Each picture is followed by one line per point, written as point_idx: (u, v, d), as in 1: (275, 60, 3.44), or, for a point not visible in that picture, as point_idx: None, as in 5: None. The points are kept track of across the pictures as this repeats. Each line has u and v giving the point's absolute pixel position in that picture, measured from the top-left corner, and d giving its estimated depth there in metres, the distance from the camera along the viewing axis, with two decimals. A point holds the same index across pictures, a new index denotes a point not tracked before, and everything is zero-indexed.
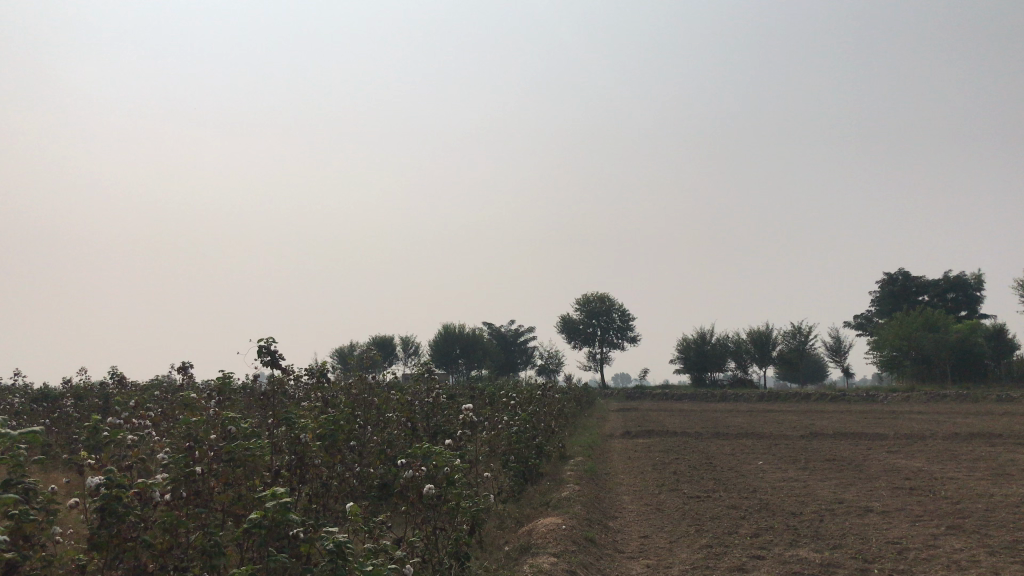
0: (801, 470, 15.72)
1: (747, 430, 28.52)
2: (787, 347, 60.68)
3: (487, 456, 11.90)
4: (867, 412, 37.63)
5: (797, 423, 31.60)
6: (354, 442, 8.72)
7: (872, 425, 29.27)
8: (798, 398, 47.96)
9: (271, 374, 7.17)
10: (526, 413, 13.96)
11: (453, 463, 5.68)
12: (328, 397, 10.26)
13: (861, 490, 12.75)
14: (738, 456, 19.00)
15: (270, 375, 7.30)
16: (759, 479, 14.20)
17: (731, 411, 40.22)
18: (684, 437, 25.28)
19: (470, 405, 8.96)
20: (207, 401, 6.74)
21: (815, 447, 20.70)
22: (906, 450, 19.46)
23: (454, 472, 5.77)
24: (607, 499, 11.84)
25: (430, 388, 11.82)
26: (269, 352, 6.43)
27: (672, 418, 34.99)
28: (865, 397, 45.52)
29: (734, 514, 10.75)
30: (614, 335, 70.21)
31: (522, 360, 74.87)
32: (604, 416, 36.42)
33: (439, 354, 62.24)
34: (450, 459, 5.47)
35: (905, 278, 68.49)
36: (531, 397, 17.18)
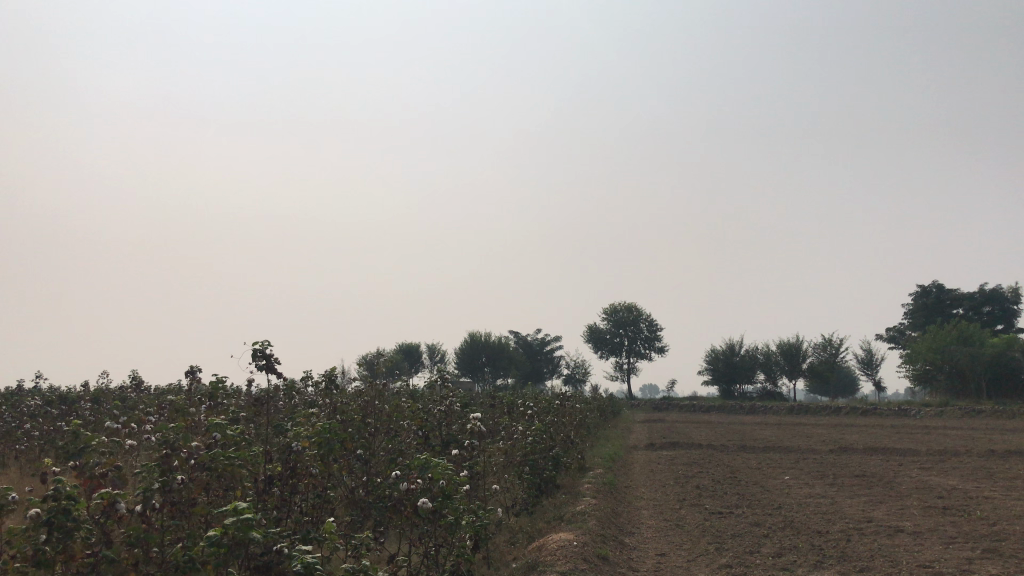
0: (829, 487, 15.22)
1: (775, 443, 27.93)
2: (817, 360, 59.70)
3: (501, 467, 11.56)
4: (900, 427, 36.72)
5: (827, 437, 30.90)
6: (360, 453, 8.44)
7: (904, 441, 28.53)
8: (829, 412, 47.10)
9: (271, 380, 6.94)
10: (543, 424, 13.62)
11: (449, 477, 5.35)
12: (337, 405, 10.02)
13: (890, 509, 12.25)
14: (764, 471, 18.48)
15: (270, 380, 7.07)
16: (784, 495, 13.73)
17: (759, 424, 39.52)
18: (710, 450, 24.80)
19: (480, 415, 8.58)
20: (202, 407, 6.53)
21: (845, 463, 20.12)
22: (940, 467, 18.85)
23: (451, 485, 5.47)
24: (625, 513, 11.46)
25: (445, 397, 11.52)
26: (264, 355, 6.18)
27: (698, 430, 34.42)
28: (898, 411, 44.60)
29: (757, 532, 10.32)
30: (641, 345, 69.61)
31: (548, 369, 74.45)
32: (629, 427, 35.96)
33: (465, 362, 62.00)
34: (444, 471, 5.14)
35: (939, 291, 67.21)
36: (551, 406, 16.83)
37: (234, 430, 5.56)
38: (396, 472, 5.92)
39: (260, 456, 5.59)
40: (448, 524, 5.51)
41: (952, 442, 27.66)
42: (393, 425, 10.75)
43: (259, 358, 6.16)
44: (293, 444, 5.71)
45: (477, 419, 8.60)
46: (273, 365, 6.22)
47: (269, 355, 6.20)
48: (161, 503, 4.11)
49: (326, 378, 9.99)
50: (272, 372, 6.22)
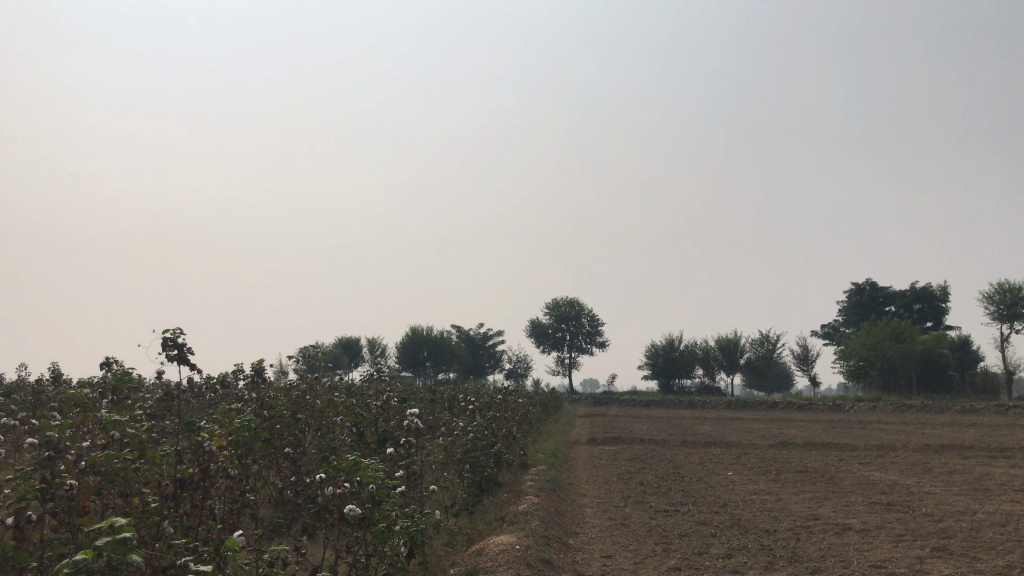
0: (772, 482, 15.07)
1: (715, 438, 27.96)
2: (755, 355, 60.47)
3: (440, 465, 11.09)
4: (834, 421, 37.23)
5: (766, 432, 31.04)
6: (286, 453, 7.81)
7: (841, 436, 28.81)
8: (766, 407, 47.67)
9: (184, 372, 6.29)
10: (484, 419, 13.16)
11: (379, 481, 4.80)
12: (264, 400, 9.38)
13: (836, 506, 12.11)
14: (706, 466, 18.28)
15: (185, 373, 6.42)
16: (728, 492, 13.52)
17: (699, 419, 39.75)
18: (651, 445, 24.67)
19: (417, 411, 8.02)
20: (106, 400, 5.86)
21: (785, 458, 20.15)
22: (879, 462, 18.94)
23: (382, 489, 4.95)
24: (569, 512, 11.06)
25: (381, 391, 10.94)
26: (175, 346, 5.55)
27: (639, 425, 34.35)
28: (832, 406, 45.34)
29: (704, 531, 10.02)
30: (583, 339, 69.74)
31: (490, 364, 74.06)
32: (570, 422, 35.76)
33: (406, 356, 61.27)
34: (374, 475, 4.59)
35: (872, 289, 68.71)
36: (492, 401, 16.37)
37: (137, 429, 4.95)
38: (323, 474, 5.35)
39: (165, 458, 4.97)
40: (378, 531, 4.99)
41: (887, 437, 28.01)
42: (326, 420, 10.21)
43: (169, 348, 5.53)
44: (206, 443, 5.11)
45: (413, 415, 8.06)
46: (186, 356, 5.62)
47: (181, 345, 5.59)
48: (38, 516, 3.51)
49: (252, 371, 9.40)
50: (185, 363, 5.61)
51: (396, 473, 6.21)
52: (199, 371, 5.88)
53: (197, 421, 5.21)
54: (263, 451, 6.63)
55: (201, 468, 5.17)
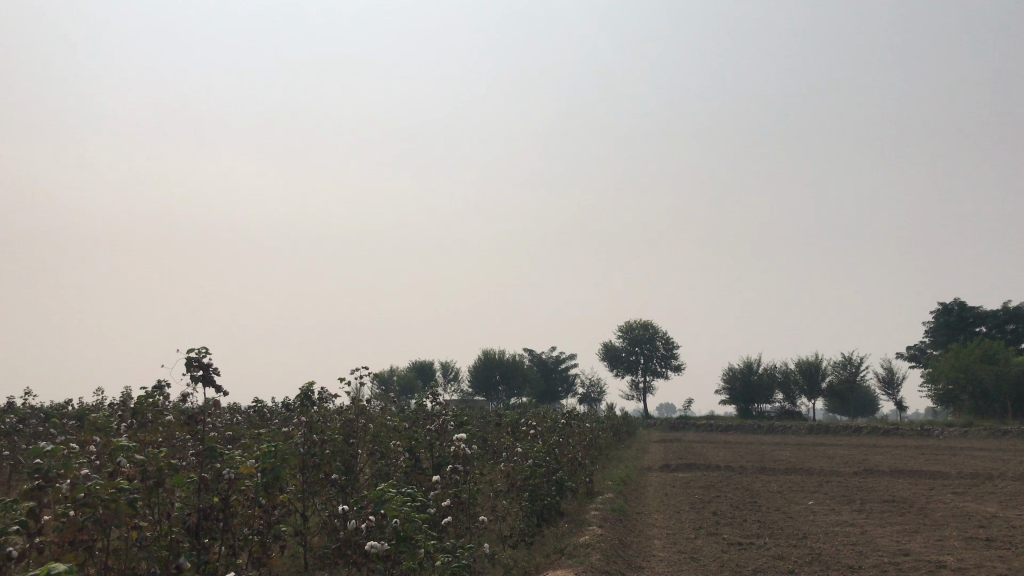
0: (857, 513, 14.10)
1: (796, 465, 26.76)
2: (837, 379, 58.25)
3: (498, 493, 10.68)
4: (924, 448, 35.30)
5: (850, 459, 29.56)
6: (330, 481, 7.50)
7: (931, 463, 27.22)
8: (849, 432, 45.72)
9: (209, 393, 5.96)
10: (548, 444, 12.67)
11: (404, 513, 4.38)
12: (314, 424, 9.10)
13: (927, 540, 11.16)
14: (785, 495, 17.33)
15: (212, 394, 6.10)
16: (808, 524, 12.63)
17: (779, 445, 38.31)
18: (727, 471, 23.68)
19: (465, 435, 7.86)
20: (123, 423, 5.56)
21: (870, 486, 19.02)
22: (974, 492, 17.69)
23: (411, 524, 4.55)
24: (635, 545, 10.42)
25: (435, 415, 10.57)
26: (201, 366, 5.26)
27: (715, 451, 33.24)
28: (920, 432, 43.14)
29: (781, 568, 9.23)
30: (657, 363, 68.36)
31: (563, 388, 73.25)
32: (643, 447, 34.84)
33: (478, 380, 61.08)
34: (394, 506, 4.17)
35: (962, 309, 65.64)
36: (557, 425, 15.86)
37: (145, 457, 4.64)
38: (351, 506, 4.94)
39: (177, 486, 4.64)
40: (407, 570, 4.56)
41: (983, 465, 26.33)
42: (380, 446, 9.93)
43: (195, 369, 5.22)
44: (224, 471, 4.78)
45: (462, 440, 7.84)
46: (211, 377, 5.32)
47: (207, 365, 5.29)
48: (13, 558, 3.20)
49: (301, 395, 9.17)
50: (210, 384, 5.31)
51: (435, 502, 5.78)
52: (225, 394, 5.57)
53: (218, 449, 4.91)
54: (291, 479, 6.26)
55: (221, 496, 4.87)
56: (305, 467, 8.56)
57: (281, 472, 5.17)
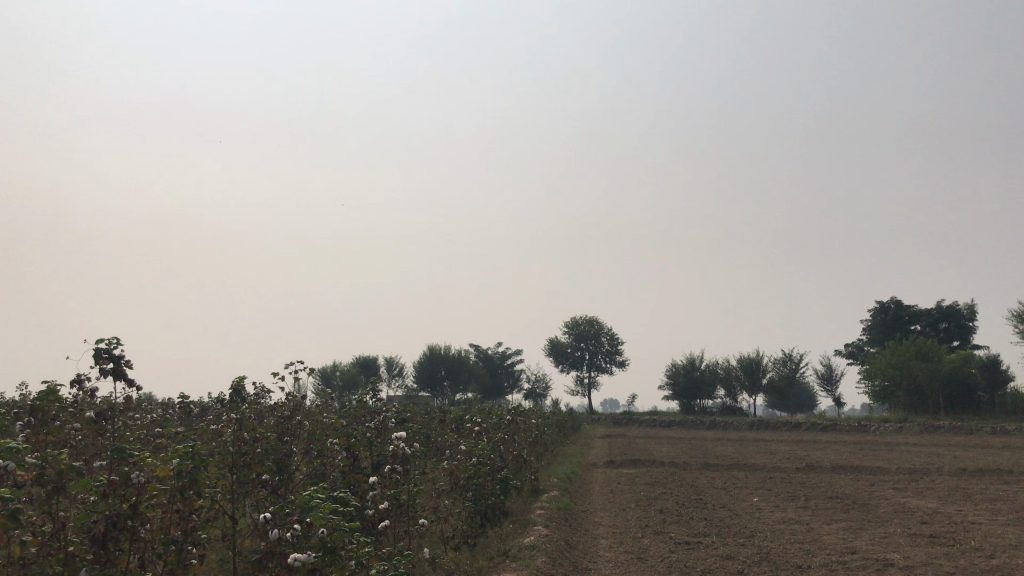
0: (802, 510, 14.07)
1: (739, 461, 26.88)
2: (778, 375, 59.09)
3: (440, 492, 10.31)
4: (862, 443, 35.89)
5: (791, 455, 29.83)
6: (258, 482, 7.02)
7: (869, 459, 27.61)
8: (789, 427, 46.39)
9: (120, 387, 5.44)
10: (492, 442, 12.31)
11: (333, 525, 3.98)
12: (244, 421, 8.60)
13: (873, 538, 11.11)
14: (730, 492, 17.27)
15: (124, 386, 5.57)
16: (754, 521, 12.51)
17: (721, 440, 38.58)
18: (672, 468, 23.64)
19: (404, 434, 7.44)
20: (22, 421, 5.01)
21: (813, 483, 19.10)
22: (914, 487, 17.87)
23: (339, 534, 4.17)
24: (581, 545, 10.15)
25: (375, 412, 10.13)
26: (110, 358, 4.76)
27: (659, 447, 33.35)
28: (857, 427, 43.91)
29: (730, 568, 9.02)
30: (603, 359, 68.56)
31: (509, 384, 73.06)
32: (588, 443, 34.75)
33: (424, 375, 60.49)
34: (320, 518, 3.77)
35: (897, 307, 67.20)
36: (501, 422, 15.52)
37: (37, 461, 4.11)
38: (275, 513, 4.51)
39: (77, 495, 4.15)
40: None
41: (918, 460, 26.77)
42: (317, 444, 9.48)
43: (103, 361, 4.71)
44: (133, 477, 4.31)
45: (401, 439, 7.47)
46: (123, 371, 4.81)
47: (117, 357, 4.80)
48: None
49: (231, 391, 8.68)
50: (121, 379, 4.80)
51: (372, 507, 5.37)
52: (138, 387, 5.06)
53: (128, 451, 4.45)
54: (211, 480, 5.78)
55: (129, 502, 4.42)
56: (235, 466, 8.09)
57: (200, 474, 4.73)
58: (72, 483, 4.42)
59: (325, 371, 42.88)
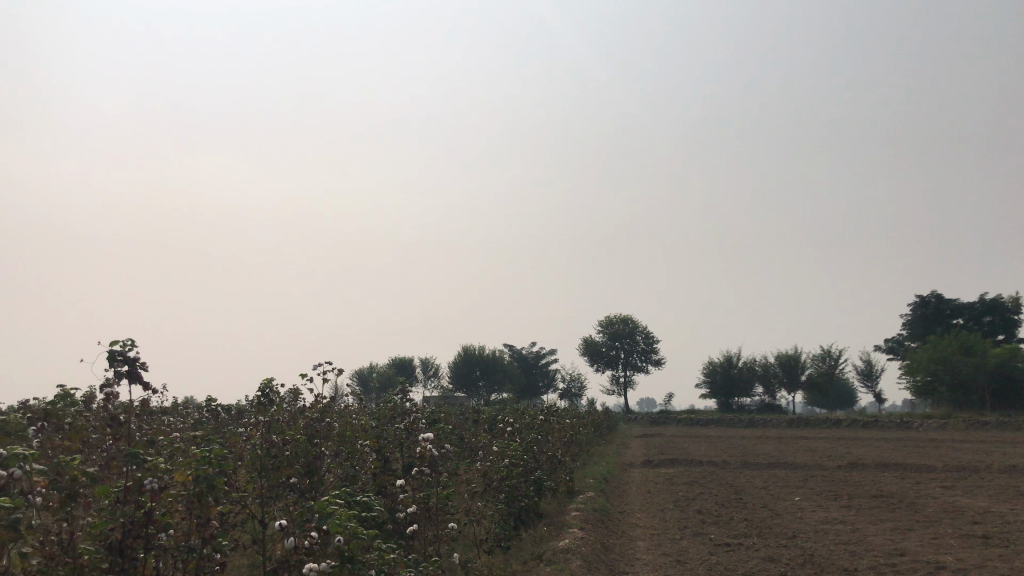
0: (846, 510, 13.66)
1: (779, 459, 26.38)
2: (817, 372, 58.13)
3: (472, 495, 10.10)
4: (905, 440, 35.08)
5: (833, 452, 29.19)
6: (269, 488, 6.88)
7: (914, 456, 26.92)
8: (829, 424, 45.57)
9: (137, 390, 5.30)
10: (526, 442, 12.08)
11: (349, 532, 3.81)
12: (272, 425, 8.49)
13: (922, 539, 10.69)
14: (770, 491, 16.86)
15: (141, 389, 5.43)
16: (796, 522, 12.14)
17: (760, 438, 37.96)
18: (711, 467, 23.25)
19: (430, 435, 7.25)
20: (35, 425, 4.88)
21: (856, 481, 18.61)
22: (962, 486, 17.32)
23: (357, 541, 3.99)
24: (618, 547, 9.89)
25: (404, 412, 9.93)
26: (125, 360, 4.63)
27: (696, 446, 32.90)
28: (900, 424, 43.01)
29: (773, 571, 8.70)
30: (638, 358, 67.99)
31: (544, 383, 72.82)
32: (624, 443, 34.39)
33: (459, 376, 60.48)
34: (332, 524, 3.60)
35: (939, 301, 65.80)
36: (535, 421, 15.30)
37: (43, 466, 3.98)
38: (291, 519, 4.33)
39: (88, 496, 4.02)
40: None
41: (965, 457, 26.05)
42: (346, 446, 9.33)
43: (118, 364, 4.60)
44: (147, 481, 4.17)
45: (428, 441, 7.28)
46: (138, 374, 4.68)
47: (132, 360, 4.66)
48: None
49: (259, 393, 8.57)
50: (137, 382, 4.67)
51: (396, 514, 5.17)
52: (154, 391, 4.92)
53: (142, 457, 4.30)
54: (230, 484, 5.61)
55: (143, 508, 4.26)
56: (264, 469, 8.00)
57: (217, 479, 4.57)
58: (86, 489, 4.29)
59: (360, 373, 43.04)
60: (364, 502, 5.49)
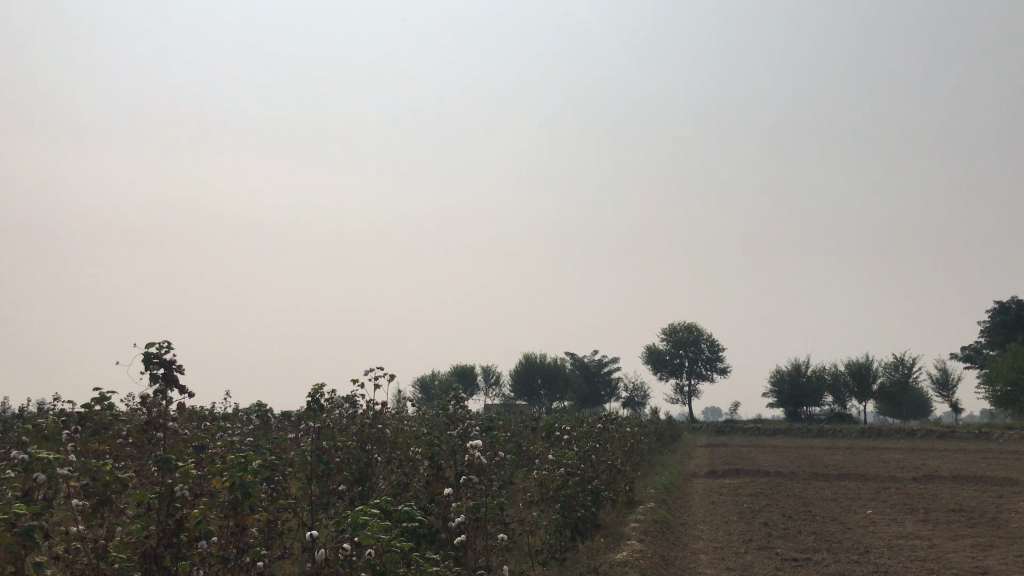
0: (922, 524, 12.98)
1: (850, 470, 25.44)
2: (889, 380, 56.25)
3: (527, 504, 9.84)
4: (985, 452, 33.60)
5: (908, 464, 28.04)
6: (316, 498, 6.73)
7: (995, 468, 25.66)
8: (903, 435, 43.94)
9: (170, 396, 5.25)
10: (583, 450, 11.77)
11: (378, 543, 3.63)
12: (322, 431, 8.38)
13: (1007, 556, 10.04)
14: (841, 503, 16.18)
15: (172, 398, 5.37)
16: (868, 536, 11.56)
17: (830, 449, 36.81)
18: (778, 477, 22.54)
19: (480, 442, 7.03)
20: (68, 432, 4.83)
21: (934, 494, 17.77)
22: None
23: (388, 555, 3.83)
24: (677, 561, 9.52)
25: (456, 418, 9.69)
26: (160, 362, 4.61)
27: (763, 456, 32.03)
28: (978, 435, 41.27)
29: None
30: (702, 366, 66.81)
31: (607, 392, 72.11)
32: (689, 452, 33.70)
33: (520, 384, 60.22)
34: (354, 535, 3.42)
35: (1019, 307, 63.07)
36: (594, 428, 14.99)
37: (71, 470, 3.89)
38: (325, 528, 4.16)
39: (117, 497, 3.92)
40: None
41: None
42: (399, 453, 9.17)
43: (154, 366, 4.59)
44: (177, 486, 4.06)
45: (477, 448, 7.03)
46: (173, 375, 4.65)
47: (166, 362, 4.64)
48: None
49: (309, 398, 8.49)
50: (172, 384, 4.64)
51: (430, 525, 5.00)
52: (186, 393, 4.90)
53: (175, 461, 4.19)
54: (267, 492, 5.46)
55: (177, 515, 4.16)
56: (313, 474, 7.89)
57: (254, 486, 4.44)
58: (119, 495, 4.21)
59: (423, 381, 43.19)
60: (407, 514, 5.29)
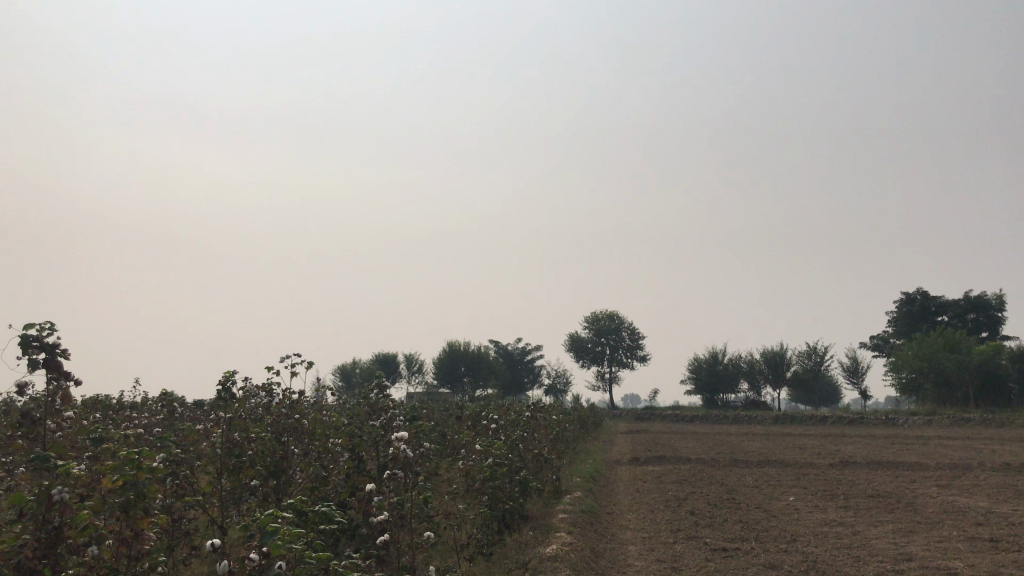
0: (843, 510, 13.11)
1: (767, 456, 25.87)
2: (802, 368, 57.84)
3: (452, 496, 9.47)
4: (892, 437, 34.73)
5: (821, 449, 28.72)
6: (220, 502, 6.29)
7: (902, 453, 26.49)
8: (815, 421, 45.19)
9: (59, 383, 4.65)
10: (509, 439, 11.45)
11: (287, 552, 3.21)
12: (233, 422, 7.87)
13: (929, 542, 10.12)
14: (762, 490, 16.34)
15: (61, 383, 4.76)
16: (794, 523, 11.59)
17: (747, 435, 37.53)
18: (700, 464, 22.70)
19: (404, 434, 6.58)
20: None
21: (849, 479, 18.11)
22: (958, 484, 16.83)
23: (301, 569, 3.41)
24: (607, 552, 9.30)
25: (375, 410, 9.24)
26: (41, 347, 4.05)
27: (683, 443, 32.44)
28: (885, 420, 42.75)
29: None
30: (623, 354, 67.54)
31: (529, 379, 72.29)
32: (611, 439, 33.85)
33: (444, 372, 59.80)
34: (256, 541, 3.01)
35: (924, 298, 65.65)
36: (519, 417, 14.69)
37: None
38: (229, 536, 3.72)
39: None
40: None
41: (953, 454, 25.61)
42: (317, 445, 8.71)
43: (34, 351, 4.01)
44: (55, 491, 3.55)
45: (401, 440, 6.57)
46: (56, 361, 4.09)
47: (50, 346, 4.06)
48: None
49: (218, 387, 7.92)
50: (55, 371, 4.07)
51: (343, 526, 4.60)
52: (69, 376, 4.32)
53: (54, 460, 3.66)
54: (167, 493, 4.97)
55: (56, 523, 3.64)
56: (223, 470, 7.40)
57: (150, 486, 3.93)
58: None
59: (344, 369, 42.33)
60: (324, 515, 4.88)
